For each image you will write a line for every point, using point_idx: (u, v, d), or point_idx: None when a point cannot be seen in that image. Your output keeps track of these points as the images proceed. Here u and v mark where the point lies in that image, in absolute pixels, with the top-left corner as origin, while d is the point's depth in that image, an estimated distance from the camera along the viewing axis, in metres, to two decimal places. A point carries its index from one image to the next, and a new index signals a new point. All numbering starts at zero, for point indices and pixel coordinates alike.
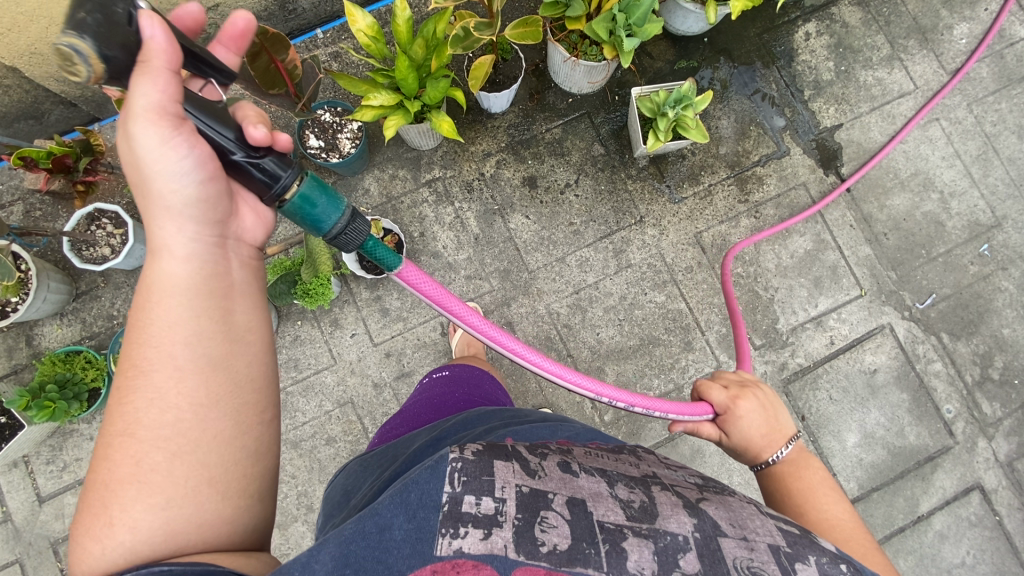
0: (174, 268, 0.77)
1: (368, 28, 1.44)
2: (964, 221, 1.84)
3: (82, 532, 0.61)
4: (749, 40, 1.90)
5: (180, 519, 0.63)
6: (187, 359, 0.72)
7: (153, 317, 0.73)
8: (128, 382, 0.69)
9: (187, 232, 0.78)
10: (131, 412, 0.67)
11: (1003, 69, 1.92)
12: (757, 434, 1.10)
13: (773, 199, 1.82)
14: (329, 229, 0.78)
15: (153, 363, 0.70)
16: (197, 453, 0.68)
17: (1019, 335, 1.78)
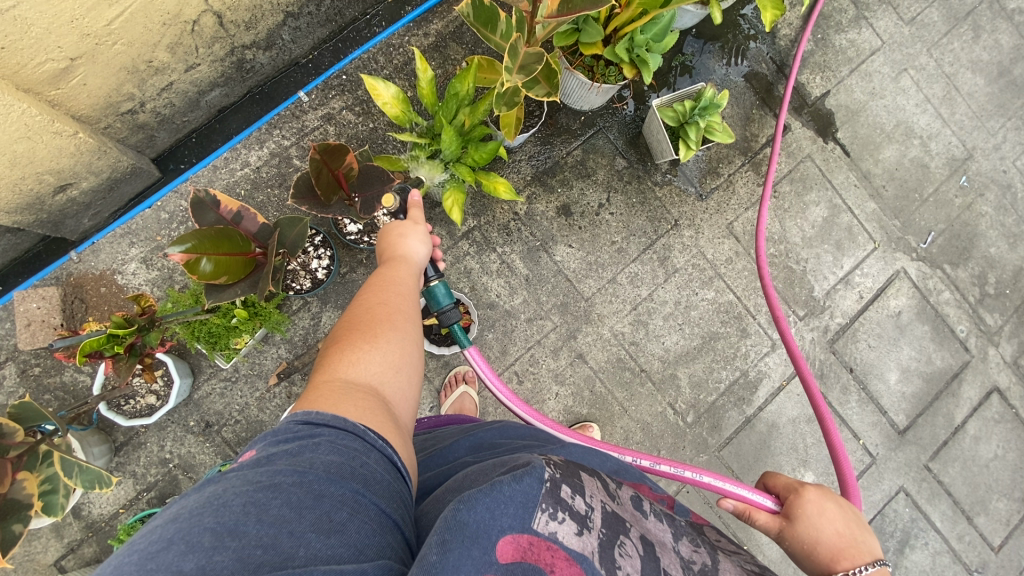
0: (408, 255, 1.02)
1: (393, 99, 1.34)
2: (944, 159, 2.03)
3: (350, 341, 0.81)
4: (733, 23, 1.93)
5: (393, 383, 0.80)
6: (419, 303, 0.94)
7: (404, 269, 0.98)
8: (392, 286, 0.93)
9: (420, 229, 1.08)
10: (395, 304, 0.89)
11: (949, 11, 2.09)
12: (828, 533, 0.96)
13: (786, 176, 1.92)
14: (443, 306, 1.07)
15: (408, 291, 0.94)
16: (414, 345, 0.87)
17: (1003, 252, 2.03)
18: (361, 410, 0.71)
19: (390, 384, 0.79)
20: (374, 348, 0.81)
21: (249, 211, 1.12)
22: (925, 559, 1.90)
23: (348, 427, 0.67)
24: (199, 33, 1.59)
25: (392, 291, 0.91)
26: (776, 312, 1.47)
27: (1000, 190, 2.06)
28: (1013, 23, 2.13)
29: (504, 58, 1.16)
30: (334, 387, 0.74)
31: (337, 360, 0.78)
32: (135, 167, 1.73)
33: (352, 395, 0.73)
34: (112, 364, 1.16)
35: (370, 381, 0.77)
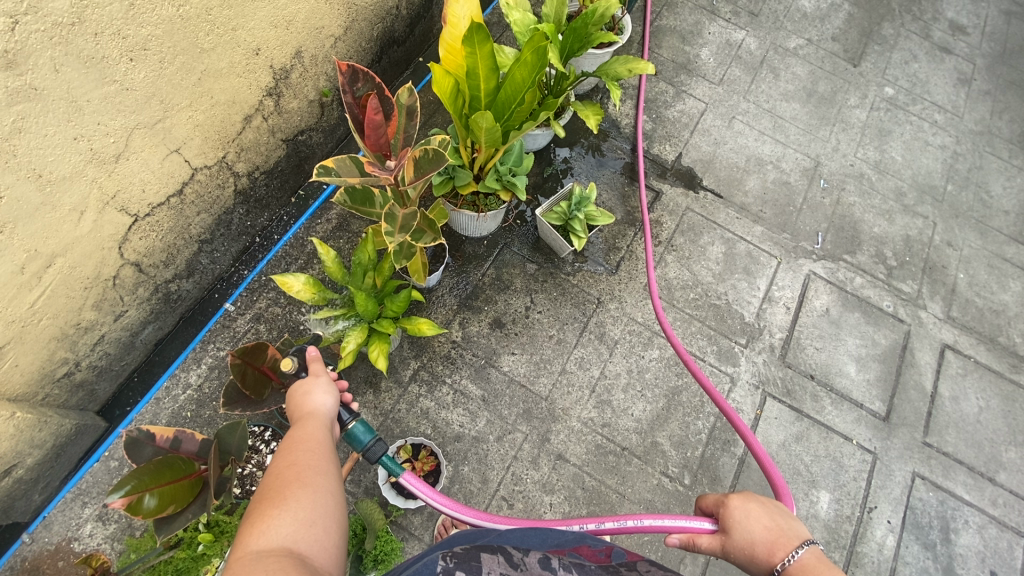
0: (313, 411, 1.04)
1: (305, 285, 1.47)
2: (799, 173, 2.32)
3: (259, 511, 0.80)
4: (582, 129, 2.28)
5: (309, 540, 0.78)
6: (330, 453, 0.95)
7: (310, 426, 1.00)
8: (298, 444, 0.94)
9: (323, 381, 1.11)
10: (302, 461, 0.90)
11: (746, 66, 2.54)
12: (759, 531, 0.96)
13: (677, 230, 2.14)
14: (365, 443, 1.07)
15: (316, 445, 0.95)
16: (329, 495, 0.87)
17: (885, 228, 2.27)
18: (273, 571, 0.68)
19: (305, 543, 0.77)
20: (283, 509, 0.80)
21: (187, 432, 1.16)
22: (975, 539, 1.82)
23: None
24: (121, 285, 1.73)
25: (299, 450, 0.93)
26: (677, 347, 1.61)
27: (856, 180, 2.35)
28: (800, 58, 2.60)
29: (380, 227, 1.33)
30: (245, 561, 0.71)
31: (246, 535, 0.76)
32: (80, 426, 1.74)
33: (262, 561, 0.70)
34: None
35: (284, 545, 0.75)
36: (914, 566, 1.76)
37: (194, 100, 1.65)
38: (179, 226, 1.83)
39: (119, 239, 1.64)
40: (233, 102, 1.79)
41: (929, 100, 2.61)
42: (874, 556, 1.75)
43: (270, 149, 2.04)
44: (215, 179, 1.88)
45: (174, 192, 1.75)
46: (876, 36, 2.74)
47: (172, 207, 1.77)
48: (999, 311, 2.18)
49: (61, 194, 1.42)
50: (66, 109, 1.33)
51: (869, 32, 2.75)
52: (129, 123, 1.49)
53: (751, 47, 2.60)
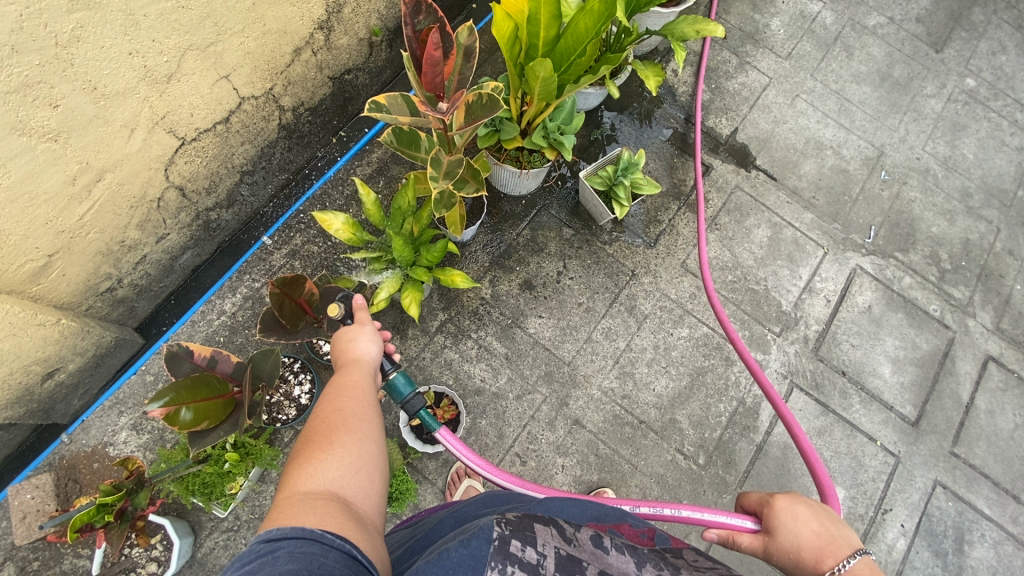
0: (359, 358, 1.06)
1: (343, 225, 1.46)
2: (860, 161, 2.20)
3: (306, 453, 0.82)
4: (635, 93, 2.19)
5: (354, 485, 0.80)
6: (373, 401, 0.97)
7: (357, 372, 1.01)
8: (346, 390, 0.95)
9: (367, 329, 1.12)
10: (348, 408, 0.91)
11: (818, 40, 2.37)
12: (807, 536, 0.94)
13: (722, 208, 2.06)
14: (405, 395, 1.08)
15: (362, 392, 0.96)
16: (371, 442, 0.88)
17: (944, 229, 2.15)
18: (322, 514, 0.70)
19: (349, 487, 0.79)
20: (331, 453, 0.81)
21: (223, 353, 1.19)
22: (989, 553, 1.79)
23: (307, 534, 0.64)
24: (164, 208, 1.76)
25: (347, 396, 0.94)
26: (732, 337, 1.52)
27: (920, 175, 2.21)
28: (877, 37, 2.42)
29: (425, 169, 1.31)
30: (294, 501, 0.73)
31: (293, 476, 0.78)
32: (119, 340, 1.81)
33: (311, 502, 0.72)
34: (104, 533, 1.19)
35: (330, 487, 0.77)
36: (922, 571, 1.74)
37: (246, 26, 1.62)
38: (223, 155, 1.84)
39: (165, 161, 1.66)
40: (284, 32, 1.75)
41: (1013, 96, 2.42)
42: (881, 556, 1.74)
43: (316, 85, 2.02)
44: (261, 110, 1.87)
45: (221, 120, 1.75)
46: (965, 21, 2.53)
47: (217, 134, 1.77)
48: None
49: (113, 109, 1.42)
50: (123, 22, 1.33)
51: (958, 15, 2.53)
52: (182, 44, 1.48)
53: (826, 20, 2.42)
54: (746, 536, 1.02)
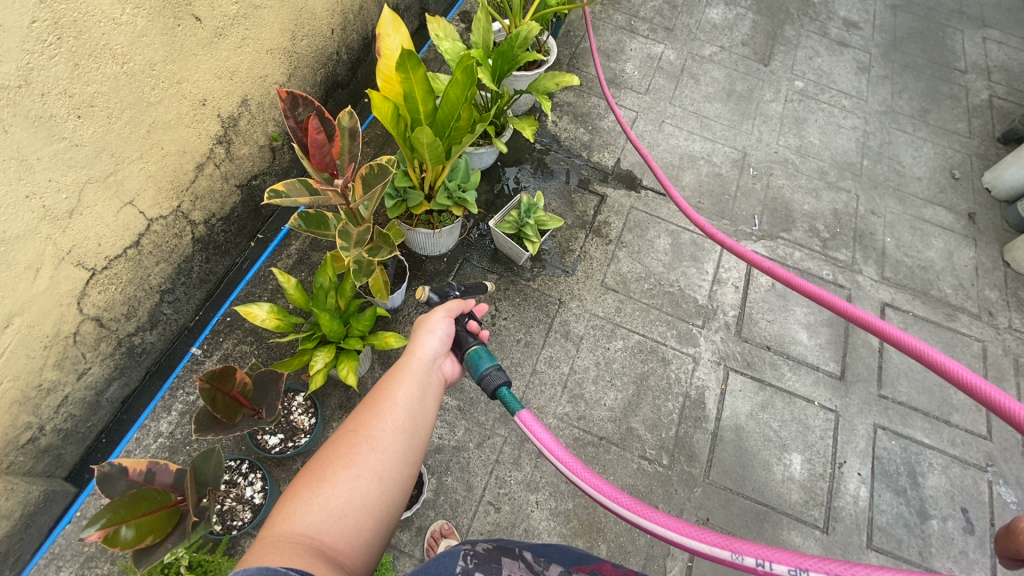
0: (410, 365, 1.08)
1: (269, 314, 1.51)
2: (729, 164, 2.51)
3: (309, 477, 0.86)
4: (524, 147, 2.43)
5: (343, 523, 0.82)
6: (406, 424, 0.97)
7: (396, 383, 1.03)
8: (374, 407, 0.97)
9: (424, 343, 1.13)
10: (371, 429, 0.92)
11: (668, 74, 2.76)
12: None
13: (624, 227, 2.28)
14: (484, 368, 1.11)
15: (391, 411, 0.97)
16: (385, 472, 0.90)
17: (813, 204, 2.45)
18: (288, 557, 0.73)
19: (336, 525, 0.81)
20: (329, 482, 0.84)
21: (160, 464, 1.16)
22: (941, 479, 1.92)
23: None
24: (82, 341, 1.73)
25: (374, 414, 0.96)
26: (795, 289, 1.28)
27: (781, 165, 2.55)
28: (715, 63, 2.85)
29: (336, 240, 1.38)
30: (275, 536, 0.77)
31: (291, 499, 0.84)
32: (48, 491, 1.69)
33: (284, 545, 0.75)
34: None
35: (314, 525, 0.80)
36: (889, 513, 1.83)
37: (144, 152, 1.70)
38: (138, 277, 1.85)
39: (77, 294, 1.65)
40: (184, 152, 1.84)
41: (836, 88, 2.87)
42: (851, 508, 1.82)
43: (225, 195, 2.10)
44: (171, 228, 1.91)
45: (131, 244, 1.77)
46: (781, 38, 3.02)
47: (130, 259, 1.79)
48: (927, 267, 2.36)
49: (14, 252, 1.43)
50: (16, 168, 1.37)
51: (774, 35, 3.03)
52: (81, 178, 1.53)
53: (670, 58, 2.83)
54: None
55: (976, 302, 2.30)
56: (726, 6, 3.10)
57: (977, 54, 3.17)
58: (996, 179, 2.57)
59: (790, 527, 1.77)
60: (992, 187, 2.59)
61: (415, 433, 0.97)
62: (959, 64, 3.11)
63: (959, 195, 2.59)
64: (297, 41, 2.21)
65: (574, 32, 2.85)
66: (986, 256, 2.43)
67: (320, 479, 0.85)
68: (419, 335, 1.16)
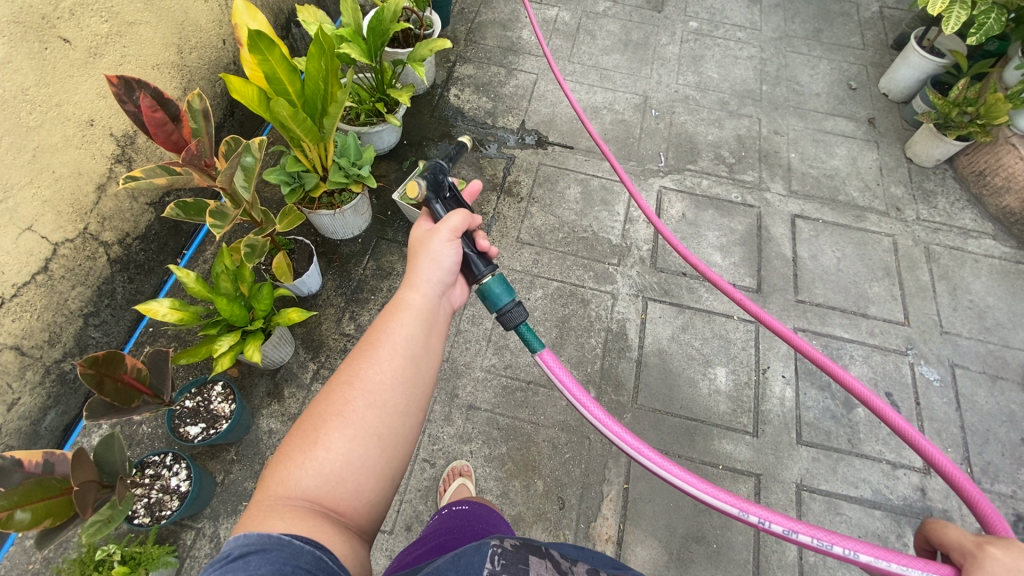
0: (402, 311, 1.09)
1: (170, 308, 1.54)
2: (631, 110, 2.58)
3: (299, 438, 0.88)
4: (429, 123, 2.48)
5: (343, 478, 0.86)
6: (400, 374, 0.99)
7: (385, 334, 1.03)
8: (364, 359, 0.98)
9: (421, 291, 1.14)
10: (362, 383, 0.94)
11: (564, 35, 2.83)
12: None
13: (533, 183, 2.34)
14: (503, 304, 1.20)
15: (382, 362, 0.99)
16: (380, 424, 0.93)
17: (717, 134, 2.52)
18: (288, 518, 0.77)
19: (336, 482, 0.85)
20: (323, 440, 0.87)
21: (57, 455, 1.19)
22: (865, 369, 1.97)
23: (273, 544, 0.69)
24: (4, 371, 1.76)
25: (364, 366, 0.97)
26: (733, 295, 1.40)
27: (682, 103, 2.61)
28: (609, 18, 2.92)
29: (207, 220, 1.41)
30: (274, 497, 0.81)
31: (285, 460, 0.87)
32: None
33: (284, 506, 0.79)
34: None
35: (311, 483, 0.83)
36: (816, 408, 1.89)
37: (34, 177, 1.74)
38: (55, 302, 1.89)
39: None
40: (79, 173, 1.88)
41: (729, 23, 2.94)
42: (778, 410, 1.88)
43: (136, 214, 2.13)
44: (82, 251, 1.95)
45: (39, 270, 1.81)
46: None
47: (40, 285, 1.82)
48: (832, 175, 2.43)
49: None
50: None
51: None
52: None
53: (565, 19, 2.90)
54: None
55: (883, 201, 2.37)
56: None
57: None
58: (890, 83, 2.65)
59: (720, 436, 1.82)
60: (888, 92, 2.67)
61: (409, 380, 1.00)
62: None
63: (858, 103, 2.66)
64: (185, 55, 2.25)
65: (468, 9, 2.91)
66: (889, 155, 2.50)
67: (313, 438, 0.87)
68: (410, 283, 1.16)
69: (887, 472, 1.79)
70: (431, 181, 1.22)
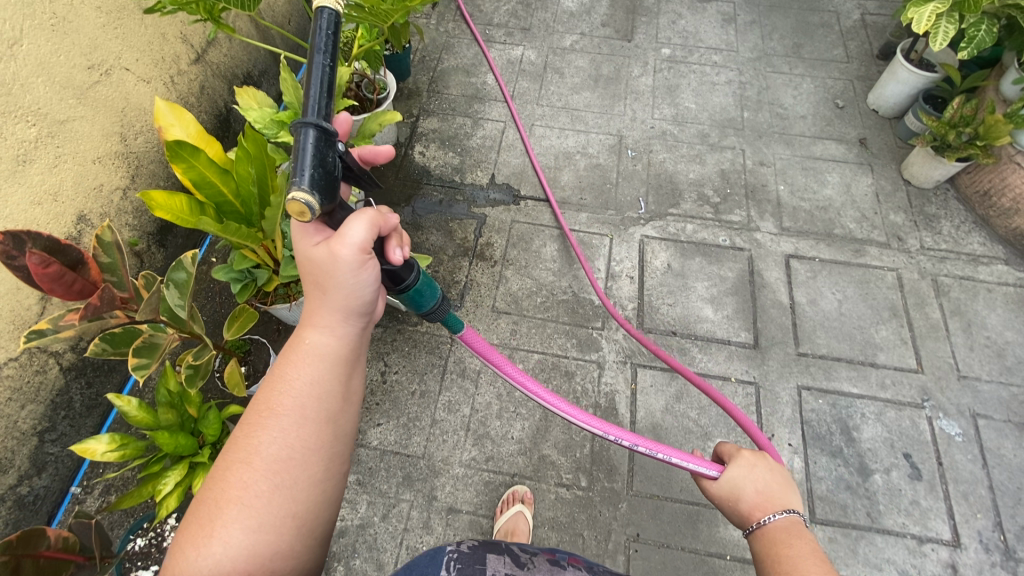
0: (314, 357, 0.97)
1: (110, 444, 1.41)
2: (606, 152, 2.44)
3: (198, 521, 0.83)
4: (394, 186, 2.35)
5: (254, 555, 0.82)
6: (313, 431, 0.92)
7: (292, 392, 0.94)
8: (264, 431, 0.90)
9: (339, 326, 1.00)
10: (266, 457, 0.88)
11: (530, 76, 2.70)
12: (751, 491, 1.10)
13: (507, 244, 2.19)
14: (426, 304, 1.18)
15: (287, 432, 0.91)
16: (291, 492, 0.88)
17: (699, 172, 2.37)
18: None
19: (247, 560, 0.81)
20: (220, 530, 0.82)
21: None
22: (878, 428, 1.81)
23: None
24: None
25: (266, 437, 0.90)
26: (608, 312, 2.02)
27: (659, 140, 2.47)
28: (577, 52, 2.78)
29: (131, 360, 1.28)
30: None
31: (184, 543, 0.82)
32: None
33: None
34: None
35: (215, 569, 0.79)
36: (828, 478, 1.73)
37: None
38: None
39: None
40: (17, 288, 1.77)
41: (704, 46, 2.80)
42: None
43: None
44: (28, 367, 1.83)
45: None
46: (641, 9, 2.95)
47: None
48: (826, 206, 2.27)
49: None
50: None
51: (633, 7, 2.96)
52: None
53: (531, 58, 2.77)
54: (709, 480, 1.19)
55: (883, 231, 2.21)
56: None
57: None
58: (879, 99, 2.49)
59: (726, 521, 1.67)
60: (878, 107, 2.51)
61: (325, 436, 0.93)
62: None
63: (847, 123, 2.50)
64: (130, 141, 2.13)
65: (429, 56, 2.78)
66: (886, 179, 2.34)
67: (209, 526, 0.82)
68: (316, 321, 1.00)
69: (913, 548, 1.63)
70: (322, 176, 0.86)
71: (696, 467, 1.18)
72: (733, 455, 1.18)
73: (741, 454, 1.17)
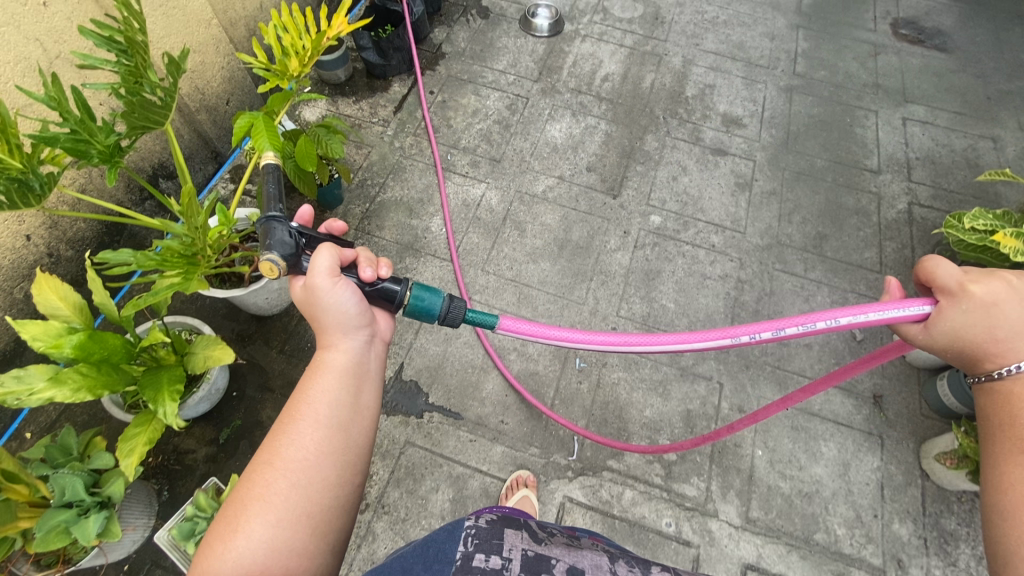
0: (330, 364, 1.04)
1: None
2: (548, 355, 1.94)
3: (220, 529, 0.87)
4: (276, 362, 1.90)
5: (277, 545, 0.86)
6: (329, 428, 0.97)
7: (308, 393, 1.00)
8: (285, 437, 0.95)
9: (351, 336, 1.07)
10: (281, 458, 0.93)
11: (484, 228, 2.22)
12: (979, 331, 1.00)
13: (388, 481, 1.68)
14: (438, 310, 1.05)
15: (303, 437, 0.95)
16: (306, 488, 0.92)
17: (659, 408, 1.86)
18: None
19: (270, 552, 0.86)
20: (244, 524, 0.86)
21: None
22: None
23: None
24: None
25: (286, 439, 0.95)
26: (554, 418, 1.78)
27: (619, 350, 1.97)
28: (549, 203, 2.29)
29: None
30: None
31: (210, 546, 0.86)
32: None
33: None
34: None
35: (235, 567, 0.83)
36: None
37: None
38: None
39: None
40: None
41: (704, 219, 2.27)
42: None
43: None
44: None
45: None
46: (639, 153, 2.44)
47: None
48: (810, 492, 1.75)
49: None
50: None
51: (631, 150, 2.45)
52: None
53: (492, 201, 2.29)
54: (914, 324, 1.06)
55: (878, 548, 1.67)
56: (572, 116, 2.54)
57: (894, 143, 2.54)
58: None
59: None
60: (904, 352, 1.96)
61: (341, 433, 0.98)
62: (871, 161, 2.48)
63: (860, 367, 1.96)
64: None
65: (372, 179, 2.31)
66: (895, 464, 1.79)
67: (234, 524, 0.87)
68: (329, 340, 1.08)
69: None
70: (286, 250, 1.04)
71: (900, 315, 1.04)
72: (956, 296, 1.01)
73: (969, 294, 1.01)
